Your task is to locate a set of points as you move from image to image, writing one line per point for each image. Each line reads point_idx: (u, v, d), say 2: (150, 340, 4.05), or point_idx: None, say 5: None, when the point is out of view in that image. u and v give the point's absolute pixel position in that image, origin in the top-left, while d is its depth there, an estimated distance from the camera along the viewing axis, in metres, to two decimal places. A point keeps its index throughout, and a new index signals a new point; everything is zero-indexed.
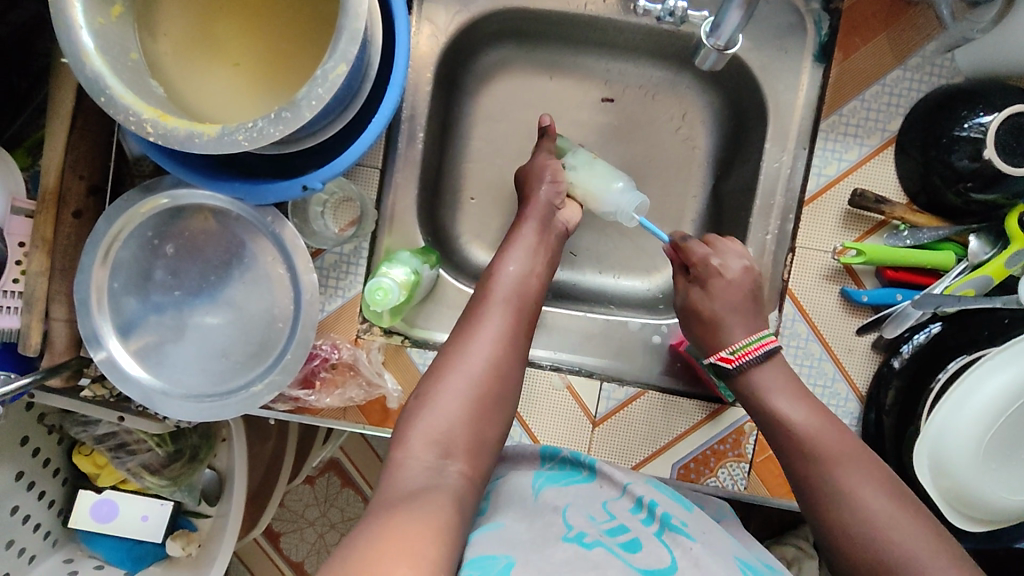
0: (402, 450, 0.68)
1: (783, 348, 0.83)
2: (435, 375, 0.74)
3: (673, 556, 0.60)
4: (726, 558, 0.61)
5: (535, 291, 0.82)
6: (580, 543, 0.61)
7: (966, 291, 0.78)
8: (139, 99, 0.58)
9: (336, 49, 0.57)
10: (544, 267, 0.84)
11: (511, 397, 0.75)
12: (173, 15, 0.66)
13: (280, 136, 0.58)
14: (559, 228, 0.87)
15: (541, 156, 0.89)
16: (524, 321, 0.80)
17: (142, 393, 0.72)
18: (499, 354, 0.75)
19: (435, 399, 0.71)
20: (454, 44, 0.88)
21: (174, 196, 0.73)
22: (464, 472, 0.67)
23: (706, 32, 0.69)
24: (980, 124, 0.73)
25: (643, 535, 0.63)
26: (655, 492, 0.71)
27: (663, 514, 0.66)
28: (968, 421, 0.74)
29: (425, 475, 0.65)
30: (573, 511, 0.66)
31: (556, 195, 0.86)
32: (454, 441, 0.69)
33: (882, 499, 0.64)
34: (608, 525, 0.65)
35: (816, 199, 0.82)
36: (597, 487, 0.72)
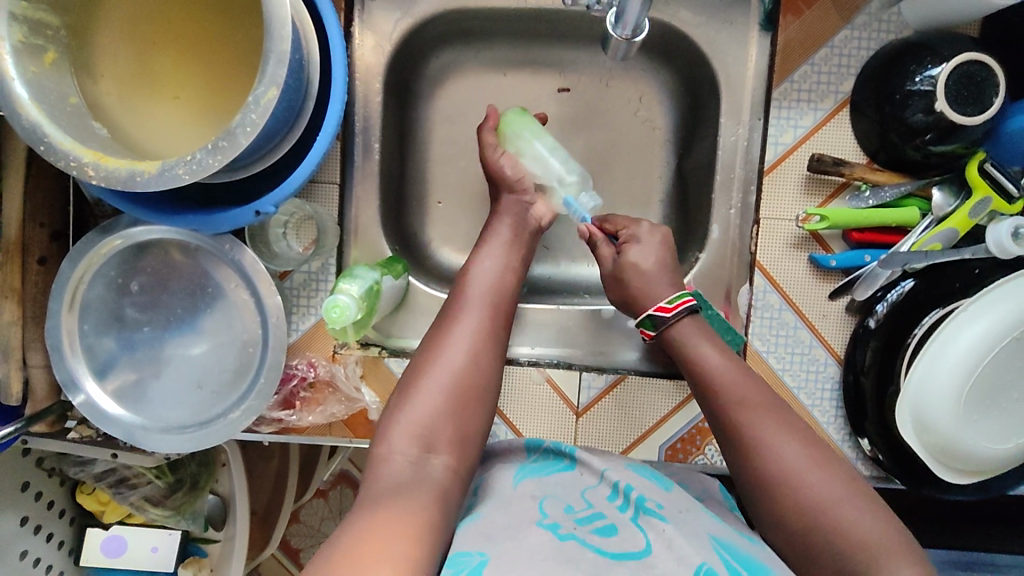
0: (384, 446, 0.68)
1: (758, 321, 0.83)
2: (416, 370, 0.74)
3: (647, 539, 0.61)
4: (699, 538, 0.61)
5: (513, 284, 0.82)
6: (554, 532, 0.61)
7: (933, 245, 0.78)
8: (79, 143, 0.58)
9: (266, 72, 0.57)
10: (519, 260, 0.84)
11: (494, 389, 0.74)
12: (107, 54, 0.66)
13: (219, 165, 0.58)
14: (533, 225, 0.86)
15: (488, 151, 0.87)
16: (505, 313, 0.79)
17: (124, 431, 0.73)
18: (480, 346, 0.75)
19: (417, 392, 0.71)
20: (400, 51, 0.87)
21: (129, 236, 0.73)
22: (448, 465, 0.67)
23: (613, 23, 0.69)
24: (931, 76, 0.72)
25: (619, 521, 0.64)
26: (630, 475, 0.72)
27: (638, 497, 0.67)
28: (947, 373, 0.74)
29: (407, 470, 0.65)
30: (551, 502, 0.66)
31: (525, 194, 0.86)
32: (437, 435, 0.69)
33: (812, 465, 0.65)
34: (584, 513, 0.65)
35: (775, 169, 0.82)
36: (577, 476, 0.72)
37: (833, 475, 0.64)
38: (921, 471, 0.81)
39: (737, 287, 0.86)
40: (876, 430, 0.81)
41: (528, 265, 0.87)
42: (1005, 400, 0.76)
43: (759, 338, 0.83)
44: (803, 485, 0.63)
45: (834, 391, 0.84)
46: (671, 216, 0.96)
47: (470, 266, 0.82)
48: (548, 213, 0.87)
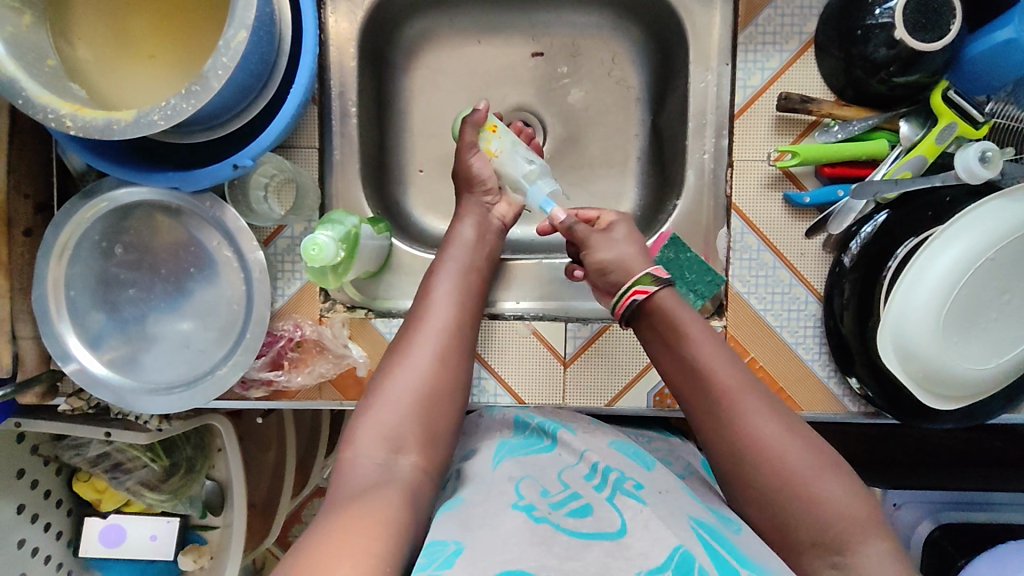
0: (352, 449, 0.69)
1: (736, 263, 0.84)
2: (383, 373, 0.75)
3: (623, 519, 0.61)
4: (679, 518, 0.61)
5: (477, 283, 0.83)
6: (530, 515, 0.61)
7: (904, 173, 0.79)
8: (56, 97, 0.60)
9: (234, 16, 0.58)
10: (483, 264, 0.85)
11: (463, 389, 0.76)
12: (82, 18, 0.67)
13: (193, 110, 0.59)
14: (496, 225, 0.88)
15: (462, 151, 0.86)
16: (472, 312, 0.80)
17: (113, 393, 0.74)
18: (446, 348, 0.76)
19: (383, 395, 0.72)
20: (374, 18, 0.89)
21: (113, 198, 0.74)
22: (417, 464, 0.69)
23: None
24: (889, 9, 0.73)
25: (595, 501, 0.64)
26: (612, 453, 0.72)
27: (616, 479, 0.67)
28: (924, 300, 0.75)
29: (374, 472, 0.67)
30: (527, 484, 0.67)
31: (488, 195, 0.87)
32: (405, 435, 0.70)
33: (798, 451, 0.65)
34: (560, 496, 0.66)
35: (745, 112, 0.83)
36: (557, 455, 0.73)
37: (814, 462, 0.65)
38: (907, 401, 0.82)
39: (715, 233, 0.87)
40: (862, 365, 0.82)
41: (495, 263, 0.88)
42: (983, 321, 0.76)
43: (739, 280, 0.84)
44: (791, 472, 0.64)
45: (816, 329, 0.85)
46: (649, 172, 0.98)
47: (434, 271, 0.83)
48: (509, 211, 0.89)
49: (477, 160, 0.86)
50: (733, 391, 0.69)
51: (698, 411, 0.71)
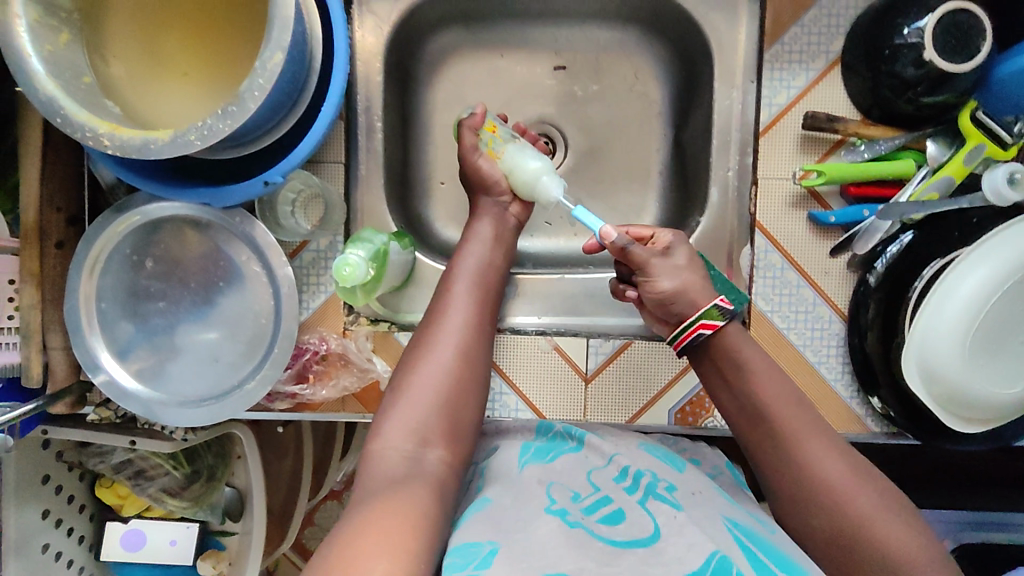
0: (379, 443, 0.70)
1: (760, 281, 0.84)
2: (406, 368, 0.76)
3: (655, 523, 0.62)
4: (713, 521, 0.62)
5: (495, 282, 0.84)
6: (565, 519, 0.63)
7: (931, 194, 0.79)
8: (94, 116, 0.61)
9: (270, 38, 0.59)
10: (501, 260, 0.86)
11: (482, 381, 0.77)
12: (117, 35, 0.68)
13: (230, 130, 0.60)
14: (513, 223, 0.88)
15: (466, 155, 0.86)
16: (489, 306, 0.82)
17: (142, 406, 0.75)
18: (468, 342, 0.77)
19: (408, 390, 0.73)
20: (400, 33, 0.90)
21: (146, 213, 0.75)
22: (444, 458, 0.70)
23: None
24: (918, 28, 0.73)
25: (626, 505, 0.66)
26: (642, 457, 0.75)
27: (648, 483, 0.69)
28: (953, 320, 0.75)
29: (402, 465, 0.68)
30: (558, 488, 0.68)
31: (502, 194, 0.87)
32: (430, 429, 0.71)
33: (838, 461, 0.68)
34: (591, 500, 0.67)
35: (770, 130, 0.83)
36: (583, 458, 0.74)
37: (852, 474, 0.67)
38: (931, 423, 0.81)
39: (738, 249, 0.87)
40: (886, 386, 0.82)
41: (511, 261, 0.89)
42: (1009, 343, 0.76)
43: (762, 298, 0.84)
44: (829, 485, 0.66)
45: (840, 349, 0.85)
46: (671, 187, 0.98)
47: (452, 267, 0.84)
48: (523, 210, 0.89)
49: (486, 163, 0.87)
50: (762, 404, 0.72)
51: (750, 418, 0.73)
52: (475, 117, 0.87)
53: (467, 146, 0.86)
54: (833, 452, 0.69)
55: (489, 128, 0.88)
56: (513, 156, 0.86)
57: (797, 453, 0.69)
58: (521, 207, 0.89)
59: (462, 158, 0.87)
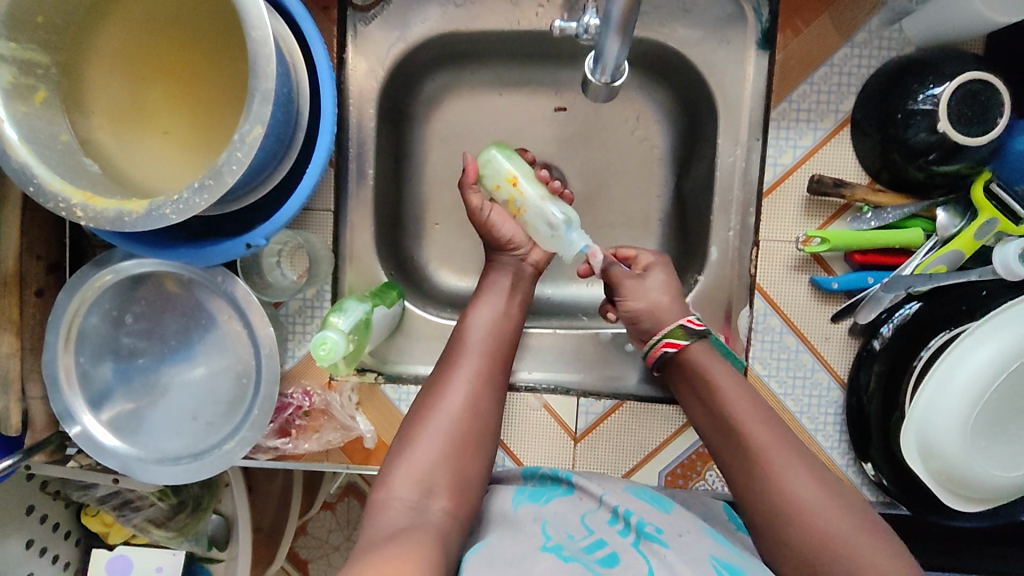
0: (384, 491, 0.67)
1: (758, 344, 0.82)
2: (415, 417, 0.73)
3: (649, 566, 0.60)
4: (702, 561, 0.60)
5: (510, 330, 0.82)
6: (559, 555, 0.61)
7: (937, 267, 0.76)
8: (68, 183, 0.59)
9: (250, 111, 0.57)
10: (519, 310, 0.84)
11: (492, 434, 0.75)
12: (97, 91, 0.66)
13: (207, 204, 0.58)
14: (531, 271, 0.86)
15: (473, 213, 0.82)
16: (503, 357, 0.79)
17: (119, 462, 0.74)
18: (479, 394, 0.75)
19: (416, 441, 0.71)
20: (394, 75, 0.87)
21: (118, 271, 0.74)
22: (447, 510, 0.66)
23: (592, 67, 0.67)
24: (933, 96, 0.70)
25: (620, 548, 0.63)
26: (628, 498, 0.71)
27: (638, 522, 0.66)
28: (957, 397, 0.72)
29: (406, 515, 0.65)
30: (553, 526, 0.66)
31: (519, 249, 0.84)
32: (437, 480, 0.68)
33: (818, 490, 0.64)
34: (586, 541, 0.64)
35: (773, 191, 0.80)
36: (576, 500, 0.72)
37: (835, 504, 0.63)
38: (930, 499, 0.79)
39: (737, 309, 0.85)
40: (883, 458, 0.79)
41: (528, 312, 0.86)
42: (1012, 424, 0.74)
43: (760, 361, 0.82)
44: (816, 522, 0.62)
45: (838, 416, 0.82)
46: (670, 236, 0.95)
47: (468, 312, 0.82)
48: (542, 257, 0.86)
49: (497, 218, 0.84)
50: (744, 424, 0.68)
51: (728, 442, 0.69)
52: (468, 170, 0.83)
53: (470, 190, 0.82)
54: (813, 479, 0.65)
55: (508, 180, 0.84)
56: (536, 214, 0.84)
57: (776, 486, 0.64)
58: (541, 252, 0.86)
59: (467, 212, 0.83)
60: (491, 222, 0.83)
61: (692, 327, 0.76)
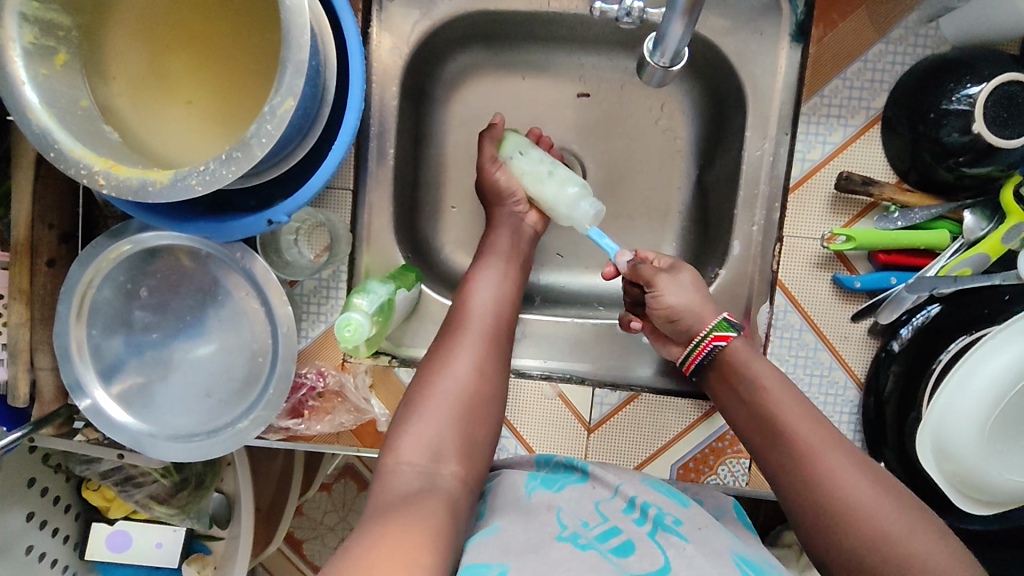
0: (393, 456, 0.66)
1: (777, 341, 0.81)
2: (421, 383, 0.72)
3: (666, 557, 0.58)
4: (722, 556, 0.59)
5: (512, 296, 0.81)
6: (575, 543, 0.59)
7: (962, 269, 0.75)
8: (90, 151, 0.57)
9: (282, 82, 0.55)
10: (518, 274, 0.83)
11: (500, 399, 0.74)
12: (120, 57, 0.64)
13: (233, 177, 0.56)
14: (529, 234, 0.85)
15: (484, 165, 0.84)
16: (505, 323, 0.78)
17: (130, 437, 0.73)
18: (483, 357, 0.74)
19: (423, 405, 0.69)
20: (419, 53, 0.85)
21: (137, 242, 0.73)
22: (458, 475, 0.66)
23: (650, 49, 0.66)
24: (968, 96, 0.69)
25: (636, 536, 0.62)
26: (647, 488, 0.70)
27: (655, 514, 0.65)
28: (975, 401, 0.71)
29: (417, 480, 0.63)
30: (568, 516, 0.64)
31: (519, 206, 0.84)
32: (444, 445, 0.67)
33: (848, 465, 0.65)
34: (600, 529, 0.63)
35: (801, 186, 0.80)
36: (588, 488, 0.70)
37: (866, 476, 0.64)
38: (939, 501, 0.79)
39: (757, 306, 0.84)
40: (895, 459, 0.79)
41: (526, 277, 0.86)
42: None
43: (778, 358, 0.81)
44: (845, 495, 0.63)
45: (852, 415, 0.82)
46: (690, 228, 0.94)
47: (470, 278, 0.81)
48: (539, 221, 0.87)
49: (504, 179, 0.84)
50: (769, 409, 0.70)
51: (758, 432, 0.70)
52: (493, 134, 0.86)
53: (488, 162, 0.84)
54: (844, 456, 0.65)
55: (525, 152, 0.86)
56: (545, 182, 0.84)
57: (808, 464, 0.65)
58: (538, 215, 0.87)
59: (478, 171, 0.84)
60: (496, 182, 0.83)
61: (709, 347, 0.76)
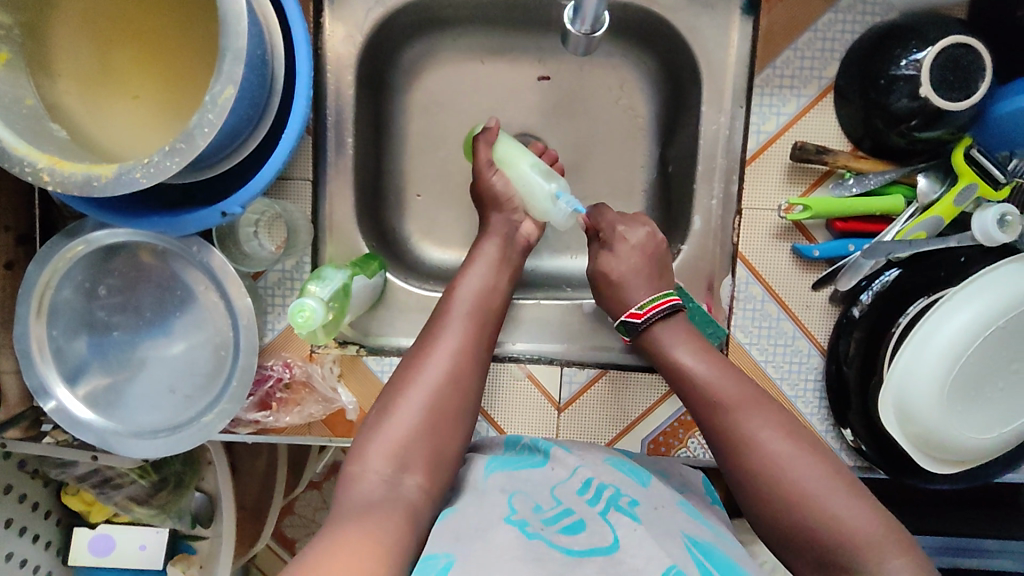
0: (359, 464, 0.66)
1: (740, 313, 0.82)
2: (395, 388, 0.72)
3: (615, 534, 0.60)
4: (672, 537, 0.60)
5: (497, 304, 0.81)
6: (522, 531, 0.59)
7: (917, 233, 0.76)
8: (33, 148, 0.57)
9: (222, 70, 0.56)
10: (505, 284, 0.82)
11: (474, 408, 0.73)
12: (63, 53, 0.64)
13: (179, 168, 0.56)
14: (522, 243, 0.85)
15: (482, 170, 0.84)
16: (486, 332, 0.78)
17: (96, 436, 0.73)
18: (461, 367, 0.74)
19: (395, 413, 0.69)
20: (373, 41, 0.85)
21: (91, 240, 0.72)
22: (422, 485, 0.65)
23: (571, 17, 0.69)
24: (915, 61, 0.70)
25: (588, 516, 0.62)
26: (608, 469, 0.71)
27: (610, 496, 0.66)
28: (933, 363, 0.73)
29: (380, 489, 0.64)
30: (520, 499, 0.64)
31: (515, 213, 0.84)
32: (413, 455, 0.67)
33: (787, 443, 0.65)
34: (553, 512, 0.63)
35: (757, 158, 0.80)
36: (549, 470, 0.71)
37: (807, 456, 0.64)
38: (905, 463, 0.80)
39: (720, 280, 0.85)
40: (861, 424, 0.80)
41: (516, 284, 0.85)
42: (987, 390, 0.75)
43: (742, 329, 0.82)
44: (782, 471, 0.63)
45: (818, 382, 0.83)
46: (653, 206, 0.95)
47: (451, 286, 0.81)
48: (534, 229, 0.86)
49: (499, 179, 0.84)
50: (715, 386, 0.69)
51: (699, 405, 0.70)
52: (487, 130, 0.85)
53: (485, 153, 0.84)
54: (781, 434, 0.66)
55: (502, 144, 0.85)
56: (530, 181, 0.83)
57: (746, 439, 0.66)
58: (534, 224, 0.86)
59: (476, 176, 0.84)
60: (491, 186, 0.84)
61: (664, 305, 0.77)
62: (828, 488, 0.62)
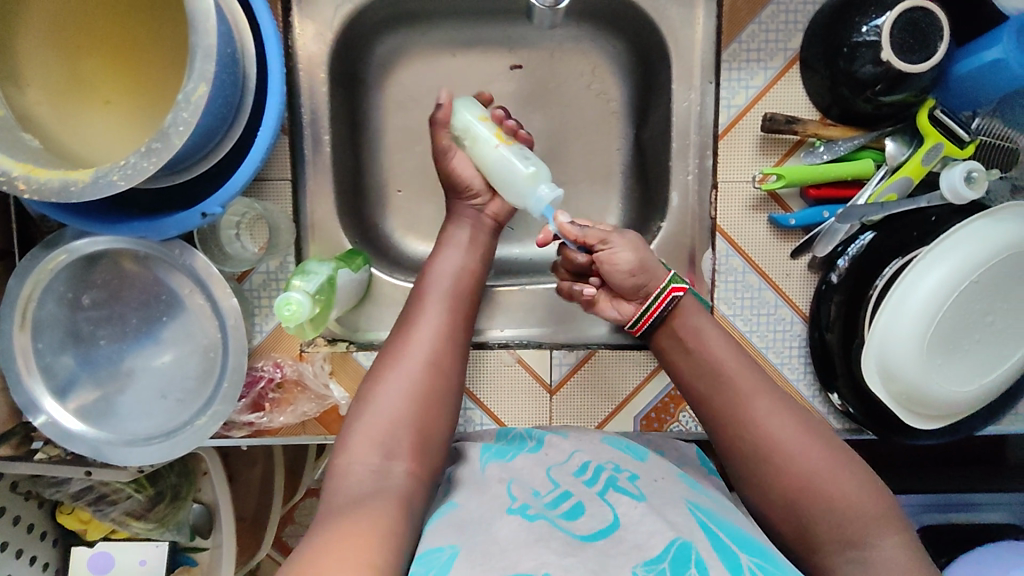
0: (345, 457, 0.65)
1: (722, 286, 0.83)
2: (375, 376, 0.71)
3: (615, 513, 0.60)
4: (675, 504, 0.61)
5: (471, 284, 0.80)
6: (524, 515, 0.59)
7: (889, 195, 0.78)
8: (7, 157, 0.57)
9: (194, 68, 0.56)
10: (477, 265, 0.82)
11: (457, 389, 0.73)
12: (28, 62, 0.63)
13: (155, 168, 0.57)
14: (489, 223, 0.84)
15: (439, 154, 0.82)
16: (462, 315, 0.77)
17: (90, 447, 0.73)
18: (438, 350, 0.73)
19: (375, 401, 0.69)
20: (344, 38, 0.85)
21: (73, 250, 0.72)
22: (410, 470, 0.65)
23: None
24: (876, 27, 0.71)
25: (586, 497, 0.63)
26: (606, 449, 0.72)
27: (609, 478, 0.66)
28: (911, 321, 0.74)
29: (368, 480, 0.63)
30: (517, 485, 0.65)
31: (474, 198, 0.83)
32: (397, 443, 0.66)
33: (796, 427, 0.65)
34: (552, 495, 0.64)
35: (728, 132, 0.82)
36: (542, 456, 0.71)
37: (811, 440, 0.64)
38: (891, 421, 0.82)
39: (701, 252, 0.86)
40: (847, 388, 0.81)
41: (490, 264, 0.85)
42: (963, 342, 0.77)
43: (725, 302, 0.83)
44: (785, 455, 0.63)
45: (802, 348, 0.84)
46: (632, 187, 0.96)
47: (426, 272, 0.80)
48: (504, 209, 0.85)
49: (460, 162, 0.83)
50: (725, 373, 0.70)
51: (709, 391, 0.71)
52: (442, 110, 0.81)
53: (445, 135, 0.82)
54: (792, 418, 0.66)
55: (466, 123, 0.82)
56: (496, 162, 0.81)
57: (750, 423, 0.66)
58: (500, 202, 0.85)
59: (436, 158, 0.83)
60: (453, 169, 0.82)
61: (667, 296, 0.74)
62: (835, 467, 0.62)
